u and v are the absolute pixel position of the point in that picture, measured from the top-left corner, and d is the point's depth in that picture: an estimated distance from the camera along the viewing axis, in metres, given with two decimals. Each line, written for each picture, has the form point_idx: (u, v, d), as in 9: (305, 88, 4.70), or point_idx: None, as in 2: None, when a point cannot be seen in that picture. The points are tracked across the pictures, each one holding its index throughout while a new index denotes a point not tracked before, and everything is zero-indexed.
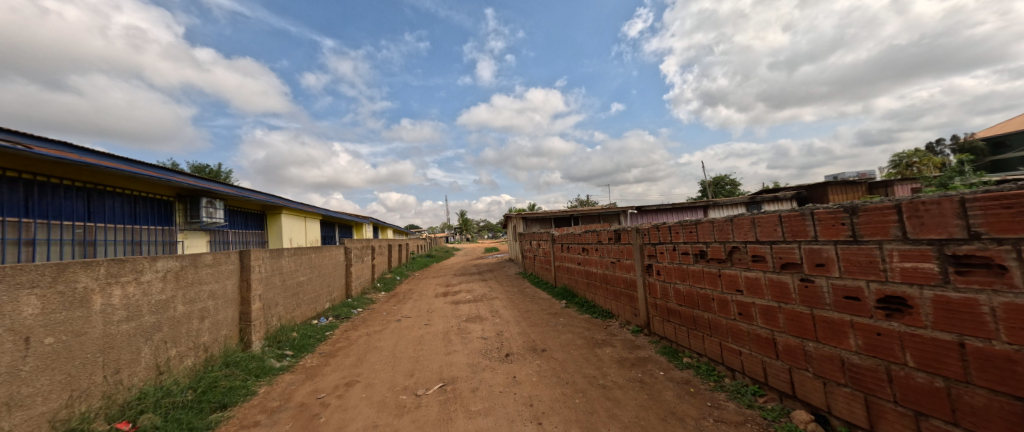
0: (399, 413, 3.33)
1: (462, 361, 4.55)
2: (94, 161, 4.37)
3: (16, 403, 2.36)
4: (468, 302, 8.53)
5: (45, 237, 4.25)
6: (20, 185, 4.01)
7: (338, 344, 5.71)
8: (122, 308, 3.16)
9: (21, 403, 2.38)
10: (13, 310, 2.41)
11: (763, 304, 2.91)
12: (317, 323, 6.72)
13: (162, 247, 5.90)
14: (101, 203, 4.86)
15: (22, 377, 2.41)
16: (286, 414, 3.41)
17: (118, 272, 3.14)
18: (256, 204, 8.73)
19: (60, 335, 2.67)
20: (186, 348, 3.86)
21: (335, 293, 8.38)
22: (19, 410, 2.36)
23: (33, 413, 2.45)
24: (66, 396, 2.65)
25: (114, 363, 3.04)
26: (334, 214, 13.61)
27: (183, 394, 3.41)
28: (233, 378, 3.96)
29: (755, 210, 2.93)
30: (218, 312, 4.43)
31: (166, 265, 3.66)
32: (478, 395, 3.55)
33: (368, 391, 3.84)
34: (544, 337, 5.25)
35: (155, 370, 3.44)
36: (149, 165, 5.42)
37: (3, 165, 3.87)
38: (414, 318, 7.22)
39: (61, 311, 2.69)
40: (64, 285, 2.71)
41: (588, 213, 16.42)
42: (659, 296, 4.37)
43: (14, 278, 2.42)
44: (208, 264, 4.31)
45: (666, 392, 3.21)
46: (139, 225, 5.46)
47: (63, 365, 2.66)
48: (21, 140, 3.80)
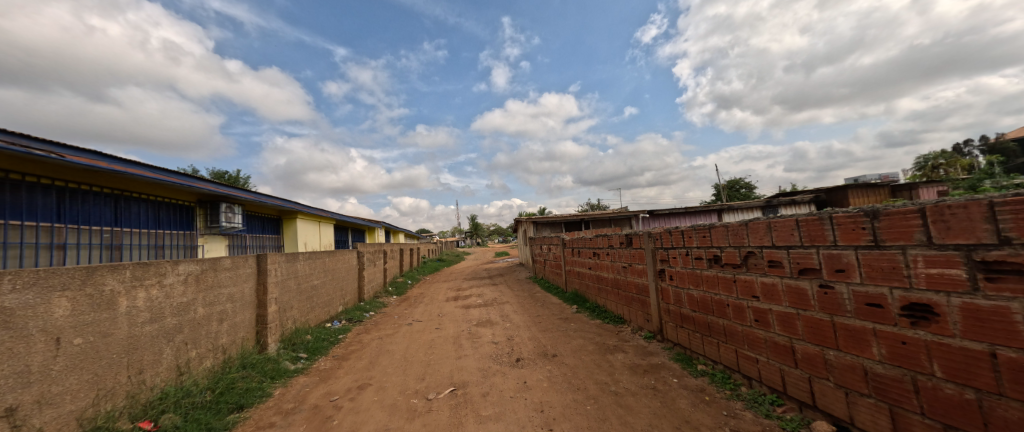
0: (410, 416, 3.35)
1: (472, 366, 4.56)
2: (117, 169, 4.49)
3: (47, 401, 2.45)
4: (480, 306, 8.53)
5: (74, 241, 4.42)
6: (54, 192, 4.23)
7: (351, 347, 5.79)
8: (146, 310, 3.26)
9: (52, 401, 2.47)
10: (44, 311, 2.50)
11: (780, 311, 2.83)
12: (331, 326, 6.83)
13: (183, 251, 6.07)
14: (127, 208, 5.06)
15: (52, 376, 2.50)
16: (301, 416, 3.47)
17: (143, 275, 3.24)
18: (274, 210, 9.00)
19: (88, 336, 2.76)
20: (206, 349, 3.97)
21: (348, 296, 8.47)
22: (49, 408, 2.46)
23: (62, 411, 2.53)
24: (93, 395, 2.74)
25: (138, 363, 3.14)
26: (348, 218, 13.95)
27: (202, 394, 3.50)
28: (250, 379, 4.04)
29: (770, 214, 2.85)
30: (237, 314, 4.54)
31: (188, 268, 3.77)
32: (488, 400, 3.55)
33: (380, 394, 3.87)
34: (554, 342, 5.21)
35: (177, 370, 3.54)
36: (173, 172, 5.64)
37: (36, 172, 4.08)
38: (425, 322, 7.25)
39: (90, 313, 2.79)
40: (93, 288, 2.81)
41: (597, 218, 16.44)
42: (672, 301, 4.30)
43: (45, 282, 2.51)
44: (227, 267, 4.40)
45: (680, 400, 3.14)
46: (161, 229, 5.64)
47: (91, 365, 2.76)
48: (54, 149, 3.98)
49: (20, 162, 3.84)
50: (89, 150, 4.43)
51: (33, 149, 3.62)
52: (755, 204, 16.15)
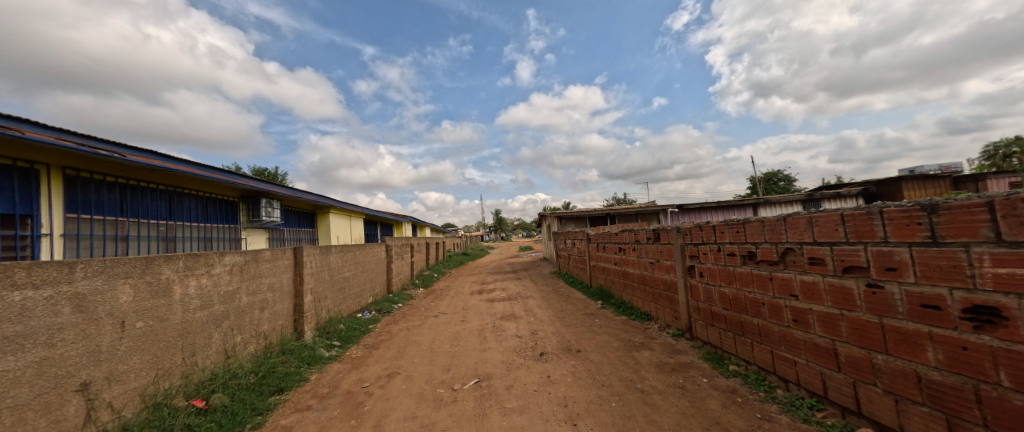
0: (437, 405, 3.42)
1: (496, 358, 4.59)
2: (170, 167, 4.83)
3: (115, 378, 2.68)
4: (504, 300, 8.59)
5: (135, 233, 4.76)
6: (117, 189, 4.58)
7: (380, 336, 5.98)
8: (197, 298, 3.48)
9: (119, 378, 2.70)
10: (111, 297, 2.71)
11: (821, 311, 2.67)
12: (362, 317, 7.07)
13: (227, 244, 6.38)
14: (180, 203, 5.41)
15: (119, 355, 2.72)
16: (335, 401, 3.62)
17: (194, 265, 3.46)
18: (309, 204, 9.37)
19: (148, 320, 2.98)
20: (250, 335, 4.20)
21: (377, 288, 8.74)
22: (117, 384, 2.69)
23: (127, 387, 2.76)
24: (153, 373, 2.97)
25: (191, 346, 3.36)
26: (377, 213, 14.36)
27: (247, 377, 3.72)
28: (289, 365, 4.26)
29: (812, 208, 2.68)
30: (277, 303, 4.78)
31: (233, 259, 3.99)
32: (512, 392, 3.56)
33: (408, 383, 3.98)
34: (579, 338, 5.16)
35: (224, 354, 3.78)
36: (221, 170, 5.99)
37: (102, 171, 4.43)
38: (450, 314, 7.38)
39: (149, 299, 3.00)
40: (151, 276, 3.02)
41: (624, 212, 16.11)
42: (702, 299, 4.15)
43: (112, 270, 2.72)
44: (267, 259, 4.63)
45: (709, 400, 3.04)
46: (210, 223, 6.02)
47: (151, 346, 2.98)
48: (117, 150, 4.30)
49: (90, 162, 4.19)
50: (146, 149, 4.75)
51: (99, 150, 3.96)
52: (794, 198, 15.32)
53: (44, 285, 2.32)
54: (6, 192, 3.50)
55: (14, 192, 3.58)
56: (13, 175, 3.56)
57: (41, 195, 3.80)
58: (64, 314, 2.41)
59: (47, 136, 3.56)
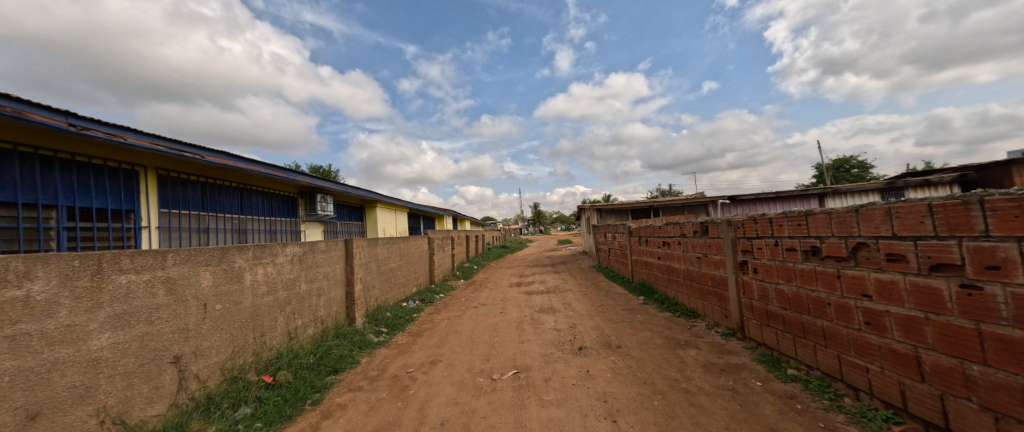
0: (477, 393, 3.49)
1: (535, 351, 4.59)
2: (240, 166, 5.30)
3: (200, 353, 3.01)
4: (542, 293, 8.58)
5: (214, 226, 5.30)
6: (199, 187, 5.11)
7: (424, 325, 6.20)
8: (264, 284, 3.79)
9: (203, 353, 3.03)
10: (195, 282, 3.02)
11: (900, 313, 2.38)
12: (407, 305, 7.38)
13: (289, 235, 7.01)
14: (249, 199, 6.01)
15: (203, 333, 3.05)
16: (383, 383, 3.81)
17: (261, 255, 3.76)
18: (358, 200, 9.90)
19: (225, 303, 3.29)
20: (309, 319, 4.53)
21: (420, 278, 9.07)
22: (201, 359, 3.02)
23: (210, 361, 3.10)
24: (230, 350, 3.30)
25: (260, 328, 3.69)
26: (420, 207, 14.86)
27: (307, 357, 4.04)
28: (342, 348, 4.54)
29: (891, 198, 2.38)
30: (331, 291, 5.10)
31: (293, 250, 4.30)
32: (551, 385, 3.54)
33: (449, 370, 4.09)
34: (620, 333, 5.02)
35: (288, 335, 4.11)
36: (284, 168, 6.48)
37: (187, 171, 4.94)
38: (490, 306, 7.49)
39: (225, 284, 3.31)
40: (227, 264, 3.32)
41: (670, 205, 15.41)
42: (756, 297, 3.87)
43: (196, 257, 3.02)
44: (323, 250, 4.94)
45: (763, 405, 2.83)
46: (274, 217, 6.61)
47: (228, 326, 3.31)
48: (199, 152, 4.77)
49: (177, 163, 4.69)
50: (220, 151, 5.16)
51: (184, 152, 4.44)
52: (868, 186, 13.77)
53: (143, 270, 2.61)
54: (111, 191, 4.06)
55: (119, 191, 4.13)
56: (118, 176, 4.12)
57: (141, 193, 4.34)
58: (159, 296, 2.71)
59: (143, 139, 4.04)
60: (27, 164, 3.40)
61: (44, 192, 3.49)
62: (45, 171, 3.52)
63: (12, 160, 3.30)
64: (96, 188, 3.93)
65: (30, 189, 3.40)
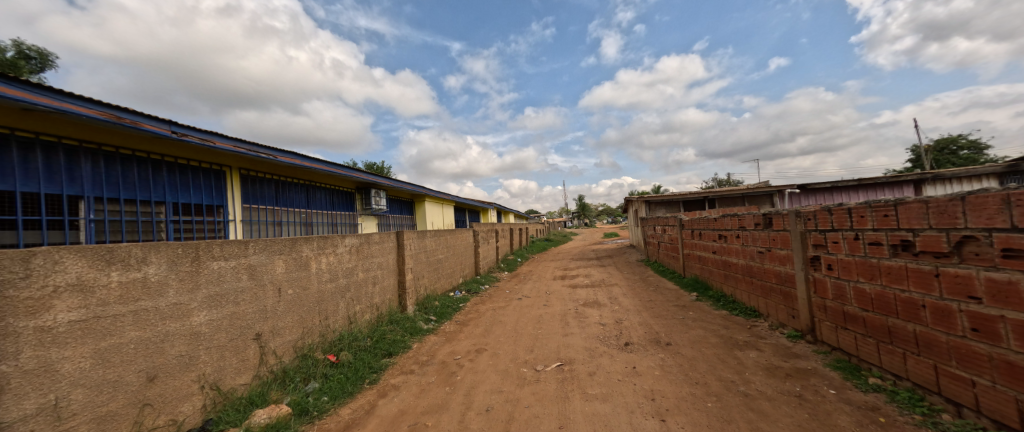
0: (521, 383, 3.51)
1: (579, 344, 4.53)
2: (305, 165, 5.77)
3: (276, 332, 3.34)
4: (587, 287, 8.44)
5: (287, 219, 5.83)
6: (273, 184, 5.62)
7: (469, 314, 6.36)
8: (327, 272, 4.08)
9: (278, 332, 3.35)
10: (271, 268, 3.32)
11: (1018, 319, 2.02)
12: (453, 295, 7.61)
13: (348, 228, 7.52)
14: (314, 194, 6.52)
15: (277, 314, 3.37)
16: (432, 368, 3.97)
17: (324, 245, 4.05)
18: (408, 194, 10.35)
19: (295, 288, 3.60)
20: (366, 306, 4.82)
21: (466, 269, 9.30)
22: (277, 337, 3.34)
23: (284, 340, 3.42)
24: (300, 331, 3.62)
25: (324, 312, 4.00)
26: (465, 200, 15.20)
27: (364, 340, 4.32)
28: (395, 333, 4.80)
29: (1007, 184, 2.02)
30: (385, 279, 5.38)
31: (351, 241, 4.58)
32: (595, 379, 3.47)
33: (494, 359, 4.16)
34: (670, 330, 4.79)
35: (348, 319, 4.41)
36: (343, 166, 6.93)
37: (264, 170, 5.46)
38: (533, 298, 7.51)
39: (295, 271, 3.61)
40: (296, 253, 3.62)
41: (727, 195, 14.37)
42: (830, 296, 3.49)
43: (272, 246, 3.33)
44: (377, 241, 5.22)
45: (837, 416, 2.56)
46: (335, 210, 7.12)
47: (298, 309, 3.62)
48: (272, 152, 5.25)
49: (255, 163, 5.19)
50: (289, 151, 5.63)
51: (260, 153, 4.90)
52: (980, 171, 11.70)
53: (231, 257, 2.92)
54: (205, 189, 4.57)
55: (211, 188, 4.64)
56: (210, 176, 4.63)
57: (229, 190, 4.86)
58: (243, 280, 3.02)
59: (229, 143, 4.54)
60: (143, 167, 3.92)
61: (155, 191, 4.02)
62: (155, 172, 4.04)
63: (131, 163, 3.82)
64: (194, 187, 4.45)
65: (145, 189, 3.92)
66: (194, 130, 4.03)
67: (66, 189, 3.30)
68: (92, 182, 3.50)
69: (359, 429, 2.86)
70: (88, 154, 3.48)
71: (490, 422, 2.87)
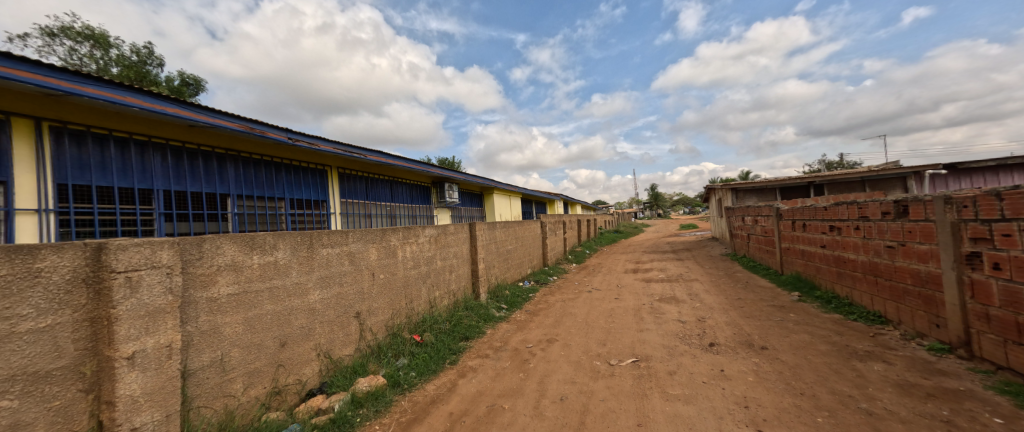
0: (594, 376, 3.44)
1: (656, 341, 4.28)
2: (390, 162, 6.32)
3: (372, 311, 3.71)
4: (663, 281, 7.94)
5: (376, 212, 6.43)
6: (364, 180, 6.23)
7: (539, 304, 6.40)
8: (410, 260, 4.41)
9: (373, 312, 3.72)
10: (366, 255, 3.68)
11: None
12: (523, 285, 7.73)
13: (426, 220, 8.04)
14: (397, 189, 7.09)
15: (372, 296, 3.73)
16: (506, 354, 4.08)
17: (407, 235, 4.37)
18: (478, 187, 10.70)
19: (385, 273, 3.94)
20: (444, 292, 5.12)
21: (534, 260, 9.37)
22: (372, 316, 3.71)
23: (378, 319, 3.79)
24: (390, 312, 3.98)
25: (409, 296, 4.34)
26: (533, 191, 15.25)
27: (443, 323, 4.61)
28: (470, 318, 5.03)
29: None
30: (460, 268, 5.65)
31: (431, 232, 4.88)
32: (677, 379, 3.25)
33: (566, 350, 4.13)
34: (764, 333, 4.27)
35: (429, 304, 4.73)
36: (420, 162, 7.44)
37: (357, 169, 6.08)
38: (604, 291, 7.29)
39: (385, 258, 3.96)
40: (385, 242, 3.96)
41: (837, 180, 12.33)
42: (997, 303, 2.80)
43: (366, 235, 3.68)
44: (453, 232, 5.49)
45: None
46: (414, 204, 7.66)
47: (388, 292, 3.97)
48: (363, 153, 5.83)
49: (349, 162, 5.81)
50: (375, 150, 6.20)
51: (353, 153, 5.49)
52: None
53: (336, 244, 3.29)
54: (313, 186, 5.23)
55: (318, 185, 5.29)
56: (316, 175, 5.29)
57: (331, 187, 5.51)
58: (345, 265, 3.40)
59: (330, 146, 5.15)
60: (269, 169, 4.61)
61: (278, 189, 4.70)
62: (277, 173, 4.73)
63: (260, 166, 4.51)
64: (305, 185, 5.12)
65: (271, 187, 4.61)
66: (305, 135, 4.67)
67: (218, 188, 4.01)
68: (236, 183, 4.20)
69: (443, 404, 3.06)
70: (232, 159, 4.18)
71: (566, 412, 2.85)
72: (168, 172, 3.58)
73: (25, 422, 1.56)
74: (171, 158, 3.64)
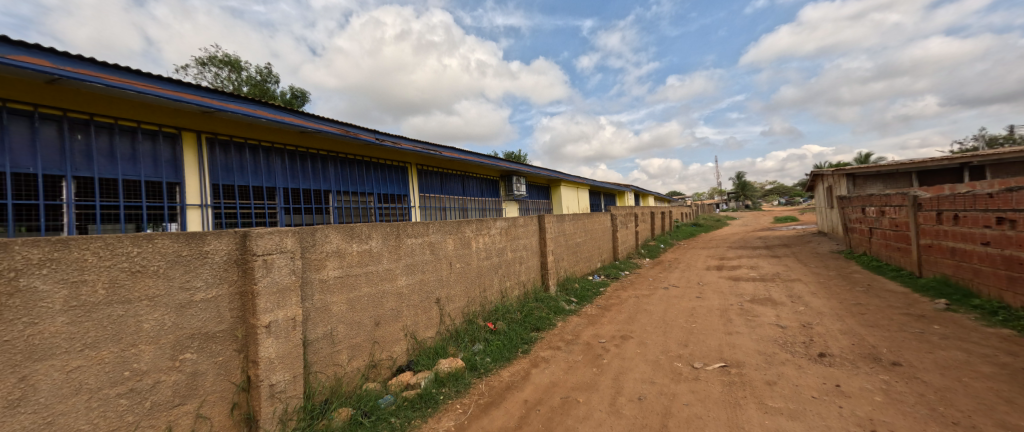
0: (676, 378, 3.19)
1: (749, 346, 3.83)
2: (463, 158, 6.60)
3: (450, 298, 3.90)
4: (754, 280, 7.08)
5: (450, 205, 6.76)
6: (439, 176, 6.57)
7: (611, 299, 6.16)
8: (483, 251, 4.53)
9: (451, 299, 3.91)
10: (444, 245, 3.86)
11: None
12: (592, 279, 7.51)
13: (495, 213, 8.23)
14: (469, 183, 7.36)
15: (450, 284, 3.91)
16: (578, 348, 4.00)
17: (480, 227, 4.49)
18: (545, 179, 10.63)
19: (461, 263, 4.11)
20: (515, 282, 5.18)
21: (604, 254, 9.05)
22: (450, 303, 3.90)
23: (455, 306, 3.97)
24: (466, 299, 4.14)
25: (483, 285, 4.47)
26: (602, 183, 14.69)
27: (515, 313, 4.67)
28: (541, 310, 5.03)
29: None
30: (530, 260, 5.67)
31: (502, 224, 4.96)
32: (777, 391, 2.87)
33: (642, 348, 3.91)
34: (894, 347, 3.56)
35: (501, 294, 4.83)
36: (489, 156, 7.63)
37: (433, 165, 6.44)
38: (683, 288, 6.75)
39: (461, 249, 4.11)
40: (460, 233, 4.11)
41: (1000, 161, 9.78)
42: None
43: (444, 226, 3.86)
44: (522, 224, 5.52)
45: None
46: (484, 197, 7.88)
47: (464, 281, 4.14)
48: (437, 150, 6.16)
49: (426, 159, 6.18)
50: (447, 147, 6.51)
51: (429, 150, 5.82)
52: None
53: (419, 235, 3.51)
54: (397, 181, 5.65)
55: (400, 181, 5.71)
56: (399, 171, 5.71)
57: (411, 182, 5.91)
58: (426, 254, 3.60)
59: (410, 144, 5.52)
60: (361, 167, 5.09)
61: (368, 185, 5.18)
62: (368, 170, 5.20)
63: (354, 164, 5.00)
64: (390, 181, 5.55)
65: (363, 183, 5.08)
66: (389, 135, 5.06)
67: (323, 185, 4.53)
68: (336, 179, 4.71)
69: (517, 391, 3.10)
70: (332, 159, 4.69)
71: (644, 412, 2.69)
72: (285, 172, 4.14)
73: (201, 372, 1.92)
74: (288, 159, 4.20)
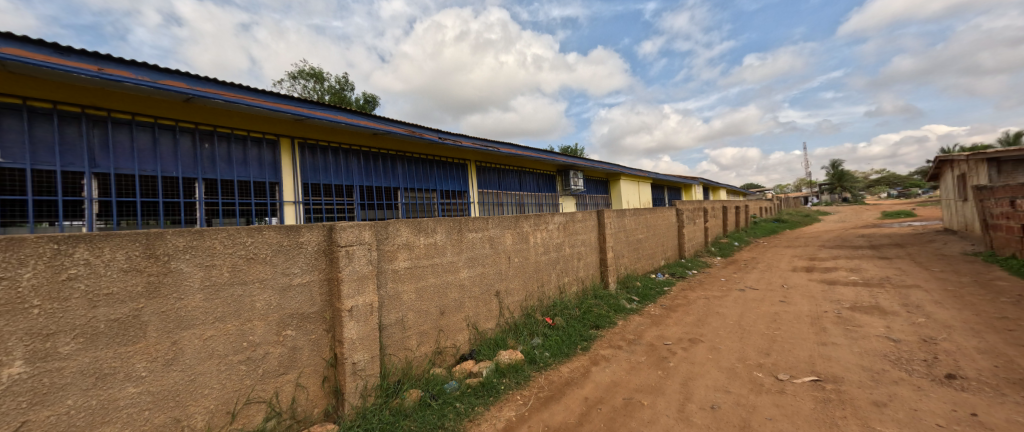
0: (756, 389, 2.88)
1: (848, 359, 3.32)
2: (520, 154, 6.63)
3: (508, 292, 3.94)
4: (853, 284, 6.14)
5: (507, 201, 6.84)
6: (498, 172, 6.68)
7: (677, 300, 5.76)
8: (541, 246, 4.50)
9: (509, 293, 3.95)
10: (503, 240, 3.90)
11: None
12: (656, 278, 7.10)
13: (552, 208, 8.15)
14: (526, 178, 7.38)
15: (508, 278, 3.95)
16: (641, 349, 3.80)
17: (538, 222, 4.47)
18: (603, 173, 10.27)
19: (519, 258, 4.12)
20: (573, 278, 5.08)
21: (669, 252, 8.50)
22: (509, 296, 3.94)
23: (513, 299, 4.00)
24: (524, 294, 4.16)
25: (540, 280, 4.44)
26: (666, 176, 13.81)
27: (573, 309, 4.58)
28: (601, 308, 4.87)
29: None
30: (588, 256, 5.52)
31: (560, 219, 4.89)
32: (888, 414, 2.44)
33: (715, 354, 3.59)
34: None
35: (559, 289, 4.76)
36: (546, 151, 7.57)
37: (491, 161, 6.56)
38: (763, 291, 6.08)
39: (519, 243, 4.13)
40: (518, 228, 4.12)
41: None
42: None
43: (502, 221, 3.90)
44: (581, 219, 5.38)
45: None
46: (541, 192, 7.84)
47: (522, 275, 4.15)
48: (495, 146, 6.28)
49: (485, 156, 6.32)
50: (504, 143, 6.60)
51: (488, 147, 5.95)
52: None
53: (479, 229, 3.59)
54: (458, 178, 5.86)
55: (461, 177, 5.91)
56: (460, 168, 5.91)
57: (471, 178, 6.08)
58: (486, 248, 3.67)
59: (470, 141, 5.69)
60: (426, 165, 5.36)
61: (433, 182, 5.44)
62: (432, 168, 5.46)
63: (420, 163, 5.27)
64: (452, 177, 5.77)
65: (428, 180, 5.35)
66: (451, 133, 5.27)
67: (393, 182, 4.85)
68: (405, 177, 5.01)
69: (578, 388, 3.03)
70: (401, 158, 5.00)
71: (719, 423, 2.46)
72: (362, 171, 4.51)
73: (300, 346, 2.17)
74: (364, 159, 4.56)
